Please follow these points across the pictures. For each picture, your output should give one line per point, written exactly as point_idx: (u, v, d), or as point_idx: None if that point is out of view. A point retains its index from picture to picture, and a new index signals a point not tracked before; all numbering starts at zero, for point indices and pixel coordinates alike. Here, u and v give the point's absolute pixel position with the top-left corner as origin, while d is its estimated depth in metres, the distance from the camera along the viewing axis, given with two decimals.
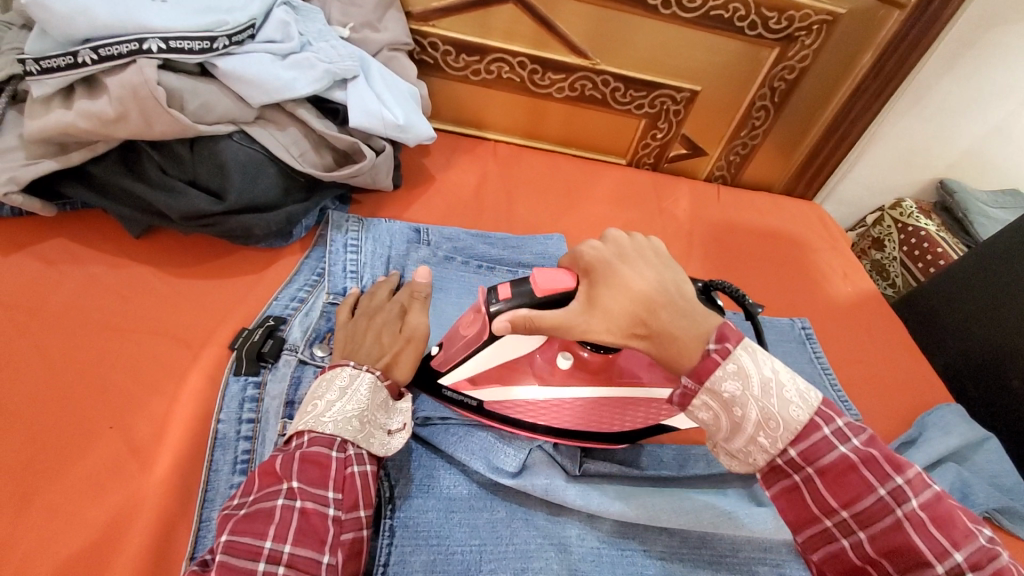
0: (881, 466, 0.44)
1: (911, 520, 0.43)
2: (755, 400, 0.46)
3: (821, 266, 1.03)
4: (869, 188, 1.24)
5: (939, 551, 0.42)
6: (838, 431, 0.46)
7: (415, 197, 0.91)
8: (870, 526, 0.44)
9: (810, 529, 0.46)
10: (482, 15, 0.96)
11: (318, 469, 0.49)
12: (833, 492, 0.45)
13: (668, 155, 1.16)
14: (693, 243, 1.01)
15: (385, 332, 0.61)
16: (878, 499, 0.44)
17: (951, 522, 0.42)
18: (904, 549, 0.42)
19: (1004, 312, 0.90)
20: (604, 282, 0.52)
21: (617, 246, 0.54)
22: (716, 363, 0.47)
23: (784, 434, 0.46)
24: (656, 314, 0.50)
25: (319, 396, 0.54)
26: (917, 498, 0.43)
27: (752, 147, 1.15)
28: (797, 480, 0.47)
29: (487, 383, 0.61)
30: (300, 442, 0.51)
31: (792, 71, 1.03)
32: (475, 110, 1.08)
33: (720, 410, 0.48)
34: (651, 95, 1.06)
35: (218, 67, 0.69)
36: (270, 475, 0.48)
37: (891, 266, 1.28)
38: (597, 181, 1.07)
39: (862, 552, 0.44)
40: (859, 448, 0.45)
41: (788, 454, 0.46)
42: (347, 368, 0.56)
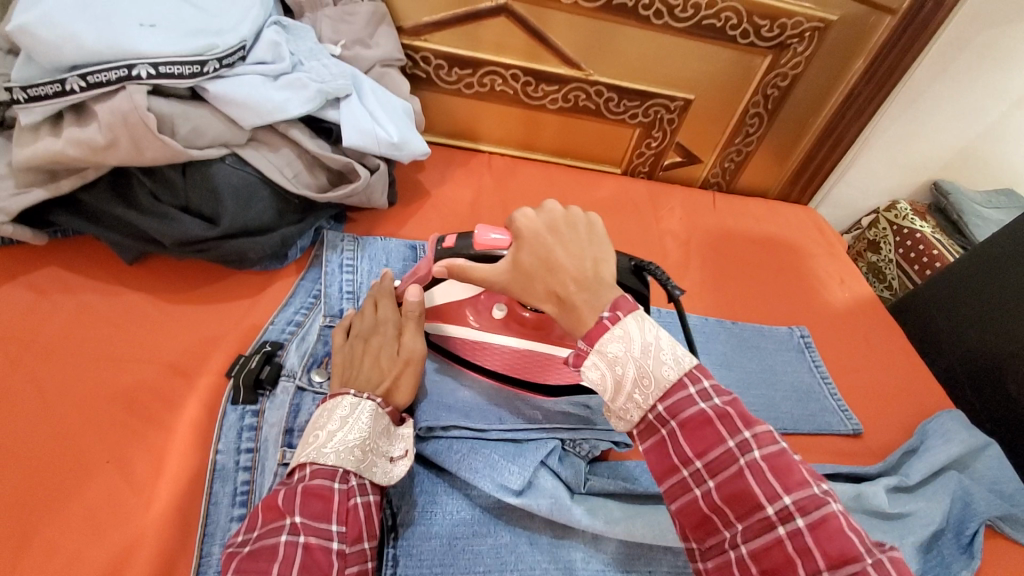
0: (733, 421, 0.44)
1: (753, 469, 0.43)
2: (634, 360, 0.46)
3: (818, 272, 1.03)
4: (863, 191, 1.24)
5: (773, 497, 0.42)
6: (702, 390, 0.46)
7: (410, 214, 0.90)
8: (717, 476, 0.44)
9: (671, 479, 0.46)
10: (474, 28, 0.95)
11: (321, 502, 0.49)
12: (689, 441, 0.45)
13: (663, 163, 1.16)
14: (690, 252, 1.01)
15: (382, 353, 0.61)
16: (726, 450, 0.44)
17: (793, 474, 0.42)
18: (743, 496, 0.42)
19: (1003, 316, 0.90)
20: (529, 250, 0.52)
21: (550, 218, 0.53)
22: (606, 328, 0.47)
23: (656, 392, 0.46)
24: (566, 285, 0.50)
25: (320, 425, 0.54)
26: (761, 451, 0.43)
27: (746, 154, 1.15)
28: (664, 434, 0.46)
29: (433, 318, 0.68)
30: (303, 475, 0.51)
31: (785, 78, 1.03)
32: (469, 123, 1.08)
33: (607, 371, 0.47)
34: (645, 104, 1.06)
35: (208, 91, 0.68)
36: (273, 511, 0.48)
37: (886, 269, 1.29)
38: (592, 192, 1.07)
39: (710, 500, 0.44)
40: (718, 406, 0.45)
41: (657, 410, 0.46)
42: (348, 397, 0.55)
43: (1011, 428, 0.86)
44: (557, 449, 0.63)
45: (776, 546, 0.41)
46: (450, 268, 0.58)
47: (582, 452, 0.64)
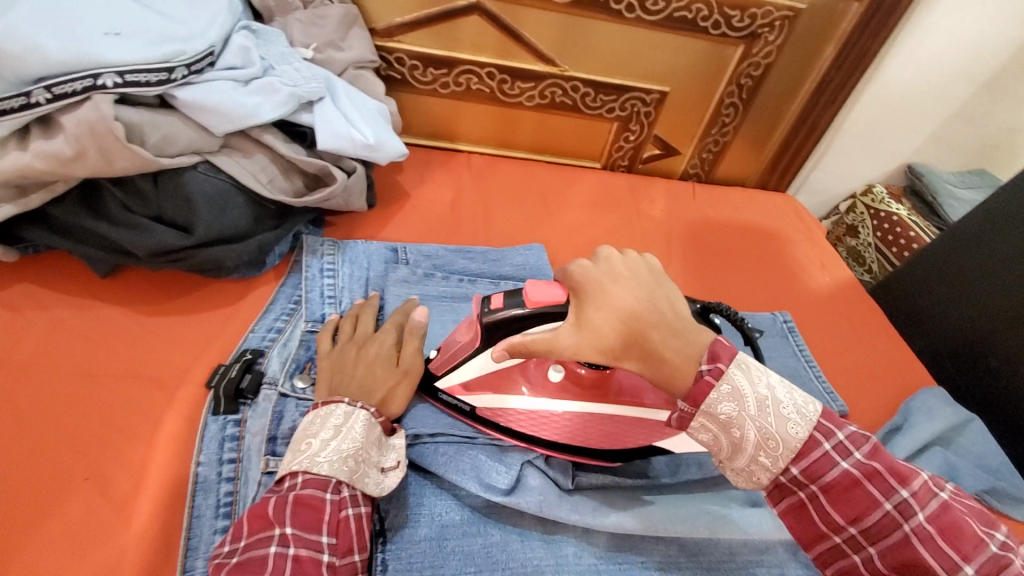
0: (884, 479, 0.44)
1: (919, 535, 0.42)
2: (752, 421, 0.46)
3: (799, 258, 1.04)
4: (840, 177, 1.26)
5: (950, 565, 0.41)
6: (839, 446, 0.45)
7: (389, 216, 0.89)
8: (878, 542, 0.44)
9: (821, 545, 0.46)
10: (448, 27, 0.95)
11: (311, 513, 0.48)
12: (838, 507, 0.45)
13: (642, 156, 1.17)
14: (673, 243, 1.01)
15: (378, 366, 0.61)
16: (884, 513, 0.43)
17: (962, 533, 0.42)
18: (915, 564, 0.42)
19: (981, 293, 0.92)
20: (595, 304, 0.52)
21: (609, 265, 0.54)
22: (711, 384, 0.46)
23: (786, 453, 0.45)
24: (648, 333, 0.50)
25: (314, 433, 0.53)
26: (922, 511, 0.43)
27: (724, 144, 1.16)
28: (803, 498, 0.46)
29: (479, 389, 0.62)
30: (293, 483, 0.50)
31: (758, 67, 1.04)
32: (446, 123, 1.07)
33: (719, 431, 0.47)
34: (621, 98, 1.06)
35: (177, 98, 0.67)
36: (261, 521, 0.47)
37: (866, 252, 1.30)
38: (572, 187, 1.07)
39: (873, 566, 0.44)
40: (862, 463, 0.45)
41: (792, 472, 0.46)
42: (342, 406, 0.55)
43: (993, 402, 0.87)
44: (544, 449, 0.63)
45: None
46: (512, 347, 0.55)
47: None
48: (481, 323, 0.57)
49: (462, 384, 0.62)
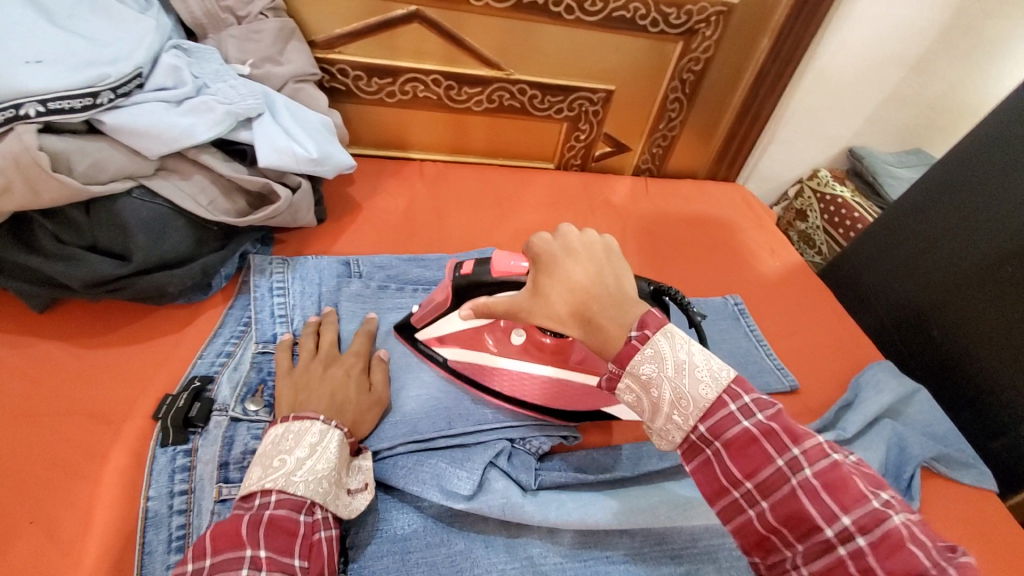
0: (780, 437, 0.43)
1: (806, 489, 0.41)
2: (668, 381, 0.45)
3: (750, 245, 1.07)
4: (786, 163, 1.29)
5: (831, 518, 0.39)
6: (744, 406, 0.44)
7: (341, 229, 0.88)
8: (770, 496, 0.42)
9: (721, 501, 0.45)
10: (389, 37, 0.94)
11: (285, 536, 0.48)
12: (735, 462, 0.43)
13: (594, 154, 1.18)
14: (628, 238, 1.03)
15: (343, 391, 0.60)
16: (775, 468, 0.42)
17: (848, 488, 0.40)
18: (800, 517, 0.41)
19: (919, 266, 0.96)
20: (546, 278, 0.53)
21: (565, 241, 0.54)
22: (636, 348, 0.47)
23: (695, 412, 0.45)
24: (586, 303, 0.50)
25: (287, 449, 0.52)
26: (814, 467, 0.41)
27: (672, 138, 1.19)
28: (709, 454, 0.45)
29: (453, 344, 0.68)
30: (266, 501, 0.49)
31: (698, 62, 1.07)
32: (396, 132, 1.06)
33: (641, 392, 0.47)
34: (568, 99, 1.07)
35: (105, 123, 0.65)
36: (231, 539, 0.45)
37: (815, 235, 1.34)
38: (526, 189, 1.07)
39: (765, 520, 0.43)
40: (762, 421, 0.43)
41: (699, 430, 0.45)
42: (318, 424, 0.54)
43: (937, 371, 0.91)
44: (506, 450, 0.63)
45: (839, 568, 0.39)
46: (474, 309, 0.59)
47: (532, 449, 0.64)
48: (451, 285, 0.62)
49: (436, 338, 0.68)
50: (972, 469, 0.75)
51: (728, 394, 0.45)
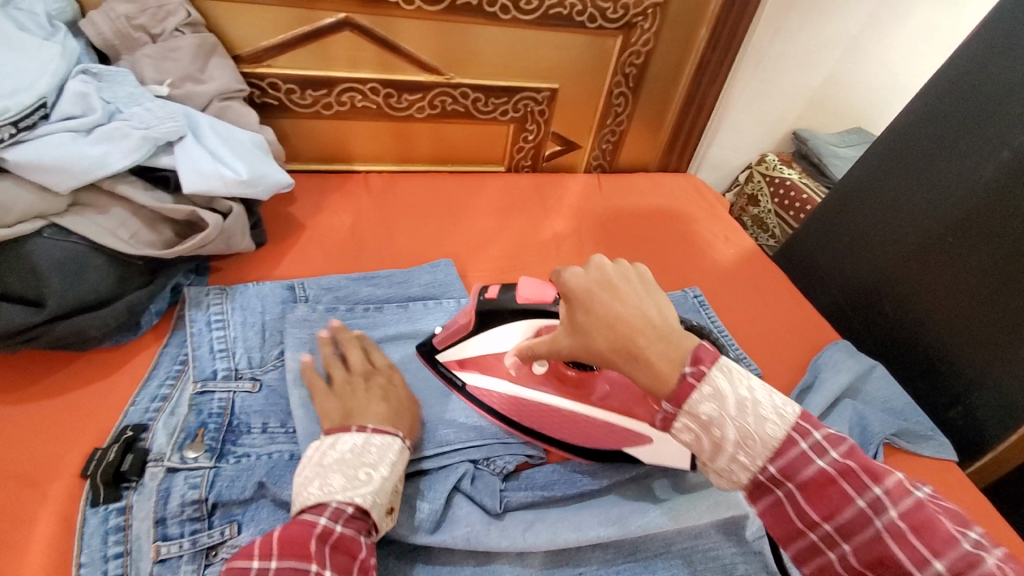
0: (860, 477, 0.43)
1: (891, 532, 0.41)
2: (731, 420, 0.44)
3: (705, 234, 1.07)
4: (734, 150, 1.31)
5: (921, 561, 0.40)
6: (815, 444, 0.44)
7: (283, 252, 0.84)
8: (852, 538, 0.42)
9: (799, 542, 0.45)
10: (319, 46, 0.90)
11: (345, 559, 0.47)
12: (812, 504, 0.44)
13: (544, 154, 1.16)
14: (584, 236, 1.01)
15: (389, 399, 0.61)
16: (857, 510, 0.42)
17: (937, 530, 0.40)
18: (886, 561, 0.41)
19: (867, 245, 0.98)
20: (586, 314, 0.50)
21: (602, 274, 0.51)
22: (693, 385, 0.45)
23: (763, 452, 0.44)
24: (634, 340, 0.47)
25: (371, 463, 0.53)
26: (896, 508, 0.41)
27: (621, 132, 1.18)
28: (778, 495, 0.45)
29: (471, 367, 0.68)
30: (341, 509, 0.49)
31: (639, 55, 1.06)
32: (337, 145, 1.02)
33: (701, 432, 0.45)
34: (513, 99, 1.05)
35: (6, 159, 0.60)
36: (300, 549, 0.45)
37: (768, 219, 1.37)
38: (477, 194, 1.05)
39: (848, 563, 0.43)
40: (837, 461, 0.43)
41: (769, 470, 0.45)
42: (398, 442, 0.56)
43: (891, 345, 0.93)
44: (469, 472, 0.61)
45: None
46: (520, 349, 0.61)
47: (496, 469, 0.63)
48: (477, 309, 0.64)
49: (457, 361, 0.68)
50: (931, 441, 0.76)
51: (798, 432, 0.44)
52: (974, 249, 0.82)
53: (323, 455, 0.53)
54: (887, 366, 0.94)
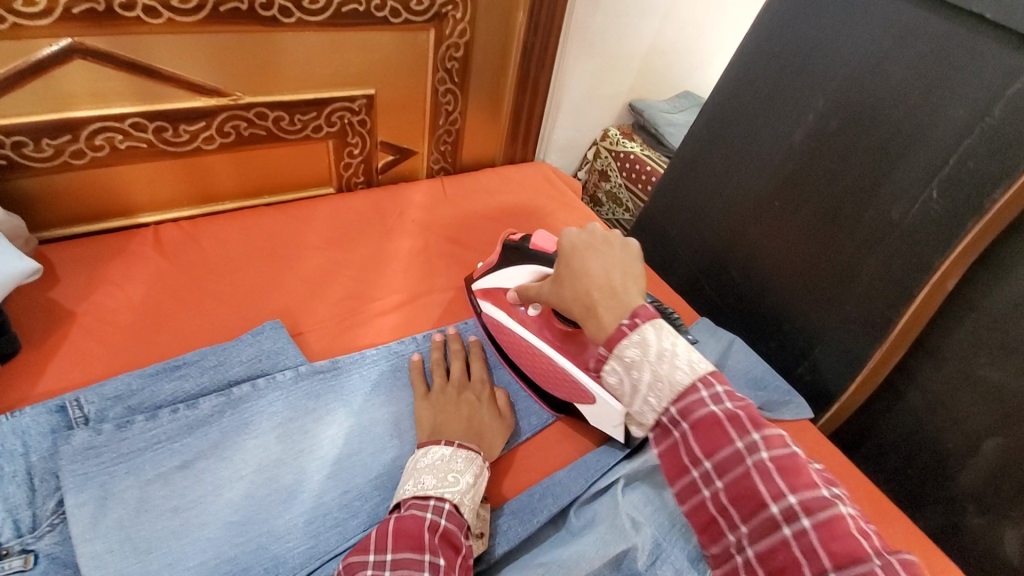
0: (744, 424, 0.46)
1: (759, 471, 0.45)
2: (649, 365, 0.49)
3: (558, 227, 1.04)
4: (575, 128, 1.32)
5: (778, 496, 0.44)
6: (715, 394, 0.47)
7: (49, 359, 0.66)
8: (725, 476, 0.46)
9: (683, 479, 0.49)
10: (45, 84, 0.70)
11: (450, 552, 0.49)
12: (699, 443, 0.47)
13: (376, 167, 1.04)
14: (432, 255, 0.92)
15: (476, 413, 0.66)
16: (733, 451, 0.46)
17: (800, 475, 0.44)
18: (750, 495, 0.45)
19: (707, 211, 1.00)
20: (566, 266, 0.57)
21: (591, 239, 0.57)
22: (625, 333, 0.50)
23: (669, 395, 0.49)
24: (588, 291, 0.54)
25: (459, 470, 0.55)
26: (768, 449, 0.45)
27: (457, 131, 1.09)
28: (676, 437, 0.49)
29: (486, 298, 0.77)
30: (439, 506, 0.51)
31: (458, 48, 0.97)
32: (111, 198, 0.83)
33: (624, 374, 0.50)
34: (323, 113, 0.91)
35: None
36: (413, 542, 0.48)
37: (620, 193, 1.35)
38: (303, 227, 0.91)
39: (719, 499, 0.47)
40: (730, 409, 0.47)
41: (670, 412, 0.49)
42: (478, 456, 0.57)
43: (744, 307, 0.96)
44: None
45: (783, 545, 0.43)
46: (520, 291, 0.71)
47: None
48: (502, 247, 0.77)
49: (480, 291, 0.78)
50: (790, 404, 0.80)
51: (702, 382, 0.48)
52: (798, 208, 0.86)
53: (417, 460, 0.56)
54: (741, 330, 0.98)
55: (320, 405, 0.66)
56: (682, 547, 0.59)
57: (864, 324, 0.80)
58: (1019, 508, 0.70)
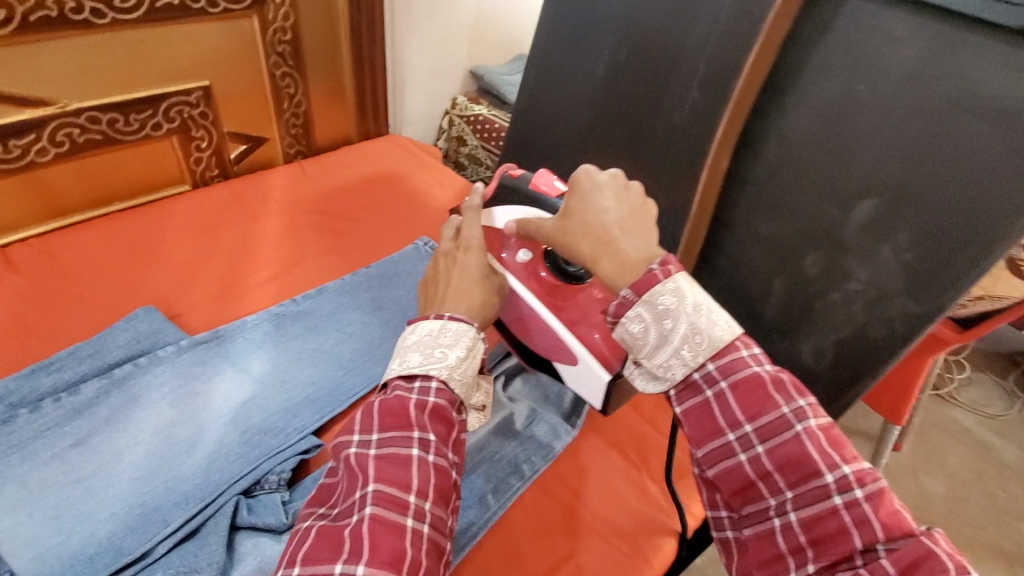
0: (789, 389, 0.49)
1: (809, 436, 0.47)
2: (686, 316, 0.49)
3: (417, 186, 1.13)
4: (424, 101, 1.42)
5: (833, 466, 0.46)
6: (753, 354, 0.50)
7: None
8: (767, 441, 0.48)
9: (716, 441, 0.50)
10: None
11: (442, 427, 0.50)
12: (739, 401, 0.49)
13: (229, 158, 1.07)
14: (299, 228, 0.98)
15: (468, 273, 0.62)
16: (781, 414, 0.48)
17: (846, 447, 0.47)
18: (801, 463, 0.47)
19: (546, 149, 1.13)
20: (588, 206, 0.58)
21: (614, 183, 0.59)
22: (658, 279, 0.50)
23: (707, 351, 0.50)
24: (614, 232, 0.56)
25: (447, 345, 0.53)
26: (815, 416, 0.48)
27: (304, 113, 1.14)
28: (710, 396, 0.50)
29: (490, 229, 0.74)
30: (426, 387, 0.51)
31: (285, 31, 1.02)
32: None
33: (652, 323, 0.50)
34: (160, 109, 0.93)
35: None
36: (398, 422, 0.49)
37: (479, 154, 1.46)
38: (165, 223, 0.93)
39: (761, 466, 0.48)
40: (772, 371, 0.49)
41: (706, 369, 0.50)
42: (471, 330, 0.55)
43: None
44: (243, 501, 0.58)
45: (832, 515, 0.45)
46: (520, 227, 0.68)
47: (274, 482, 0.61)
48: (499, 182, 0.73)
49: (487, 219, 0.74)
50: None
51: (739, 342, 0.51)
52: (611, 129, 1.01)
53: (404, 337, 0.55)
54: None
55: (209, 368, 0.70)
56: (553, 410, 0.75)
57: (674, 212, 0.97)
58: (802, 325, 0.89)
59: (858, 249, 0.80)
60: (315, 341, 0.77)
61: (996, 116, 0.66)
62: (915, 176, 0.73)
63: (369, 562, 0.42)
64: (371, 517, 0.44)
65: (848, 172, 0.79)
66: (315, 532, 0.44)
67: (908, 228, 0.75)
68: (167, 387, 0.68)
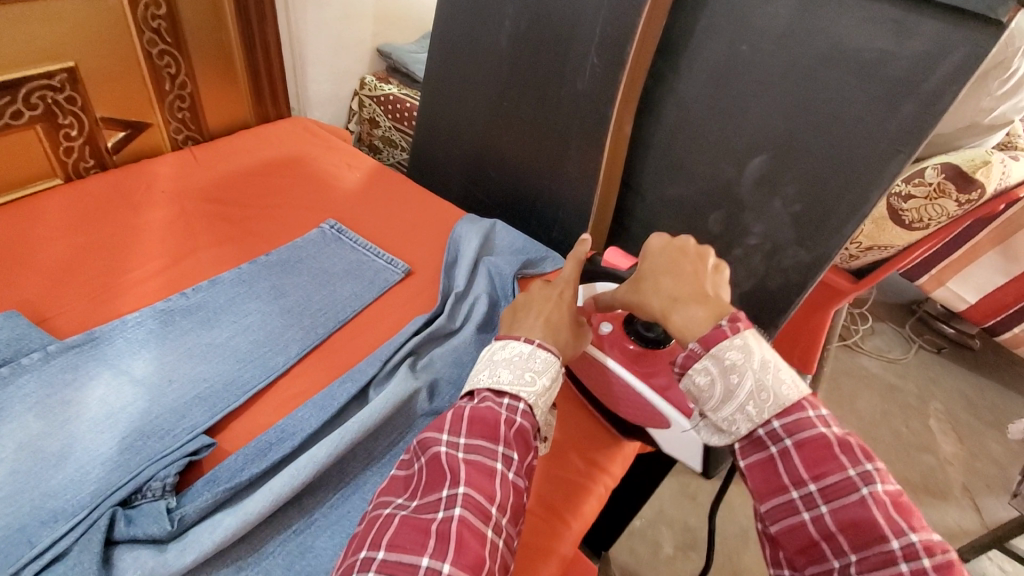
0: (856, 453, 0.50)
1: (874, 501, 0.48)
2: (753, 373, 0.51)
3: (324, 168, 1.07)
4: (329, 81, 1.35)
5: (900, 533, 0.46)
6: (821, 417, 0.52)
7: None
8: (832, 501, 0.49)
9: (780, 498, 0.51)
10: None
11: (522, 447, 0.52)
12: (803, 461, 0.50)
13: (105, 147, 0.97)
14: (193, 218, 0.90)
15: (556, 312, 0.63)
16: (845, 476, 0.49)
17: (912, 516, 0.47)
18: (867, 527, 0.47)
19: (455, 125, 1.10)
20: (655, 267, 0.61)
21: (683, 246, 0.62)
22: (726, 334, 0.53)
23: (773, 408, 0.51)
24: (681, 291, 0.58)
25: (536, 370, 0.56)
26: (880, 483, 0.49)
27: (191, 96, 1.06)
28: (774, 452, 0.52)
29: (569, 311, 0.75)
30: (513, 406, 0.53)
31: (159, 6, 0.94)
32: None
33: (719, 376, 0.52)
34: (18, 96, 0.82)
35: None
36: (486, 431, 0.51)
37: (393, 135, 1.41)
38: (31, 222, 0.83)
39: (825, 526, 0.49)
40: (838, 434, 0.51)
41: (771, 425, 0.52)
42: (554, 362, 0.57)
43: (505, 200, 1.10)
44: (122, 512, 0.53)
45: None
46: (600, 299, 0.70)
47: (157, 490, 0.55)
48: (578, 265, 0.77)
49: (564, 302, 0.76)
50: (549, 260, 0.93)
51: (806, 402, 0.52)
52: (518, 101, 1.00)
53: (494, 352, 0.58)
54: (509, 221, 1.11)
55: (83, 374, 0.64)
56: None
57: (585, 180, 0.97)
58: None
59: (754, 205, 0.85)
60: (207, 336, 0.71)
61: (859, 69, 0.71)
62: (796, 131, 0.77)
63: (454, 562, 0.43)
64: (460, 518, 0.45)
65: (739, 131, 0.82)
66: (400, 521, 0.45)
67: (794, 182, 0.80)
68: (31, 396, 0.61)
